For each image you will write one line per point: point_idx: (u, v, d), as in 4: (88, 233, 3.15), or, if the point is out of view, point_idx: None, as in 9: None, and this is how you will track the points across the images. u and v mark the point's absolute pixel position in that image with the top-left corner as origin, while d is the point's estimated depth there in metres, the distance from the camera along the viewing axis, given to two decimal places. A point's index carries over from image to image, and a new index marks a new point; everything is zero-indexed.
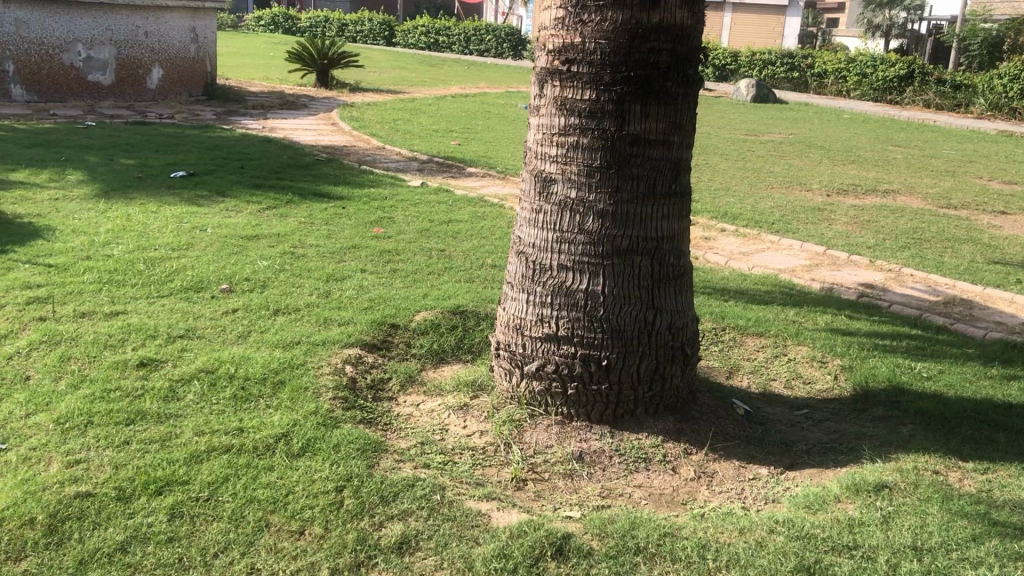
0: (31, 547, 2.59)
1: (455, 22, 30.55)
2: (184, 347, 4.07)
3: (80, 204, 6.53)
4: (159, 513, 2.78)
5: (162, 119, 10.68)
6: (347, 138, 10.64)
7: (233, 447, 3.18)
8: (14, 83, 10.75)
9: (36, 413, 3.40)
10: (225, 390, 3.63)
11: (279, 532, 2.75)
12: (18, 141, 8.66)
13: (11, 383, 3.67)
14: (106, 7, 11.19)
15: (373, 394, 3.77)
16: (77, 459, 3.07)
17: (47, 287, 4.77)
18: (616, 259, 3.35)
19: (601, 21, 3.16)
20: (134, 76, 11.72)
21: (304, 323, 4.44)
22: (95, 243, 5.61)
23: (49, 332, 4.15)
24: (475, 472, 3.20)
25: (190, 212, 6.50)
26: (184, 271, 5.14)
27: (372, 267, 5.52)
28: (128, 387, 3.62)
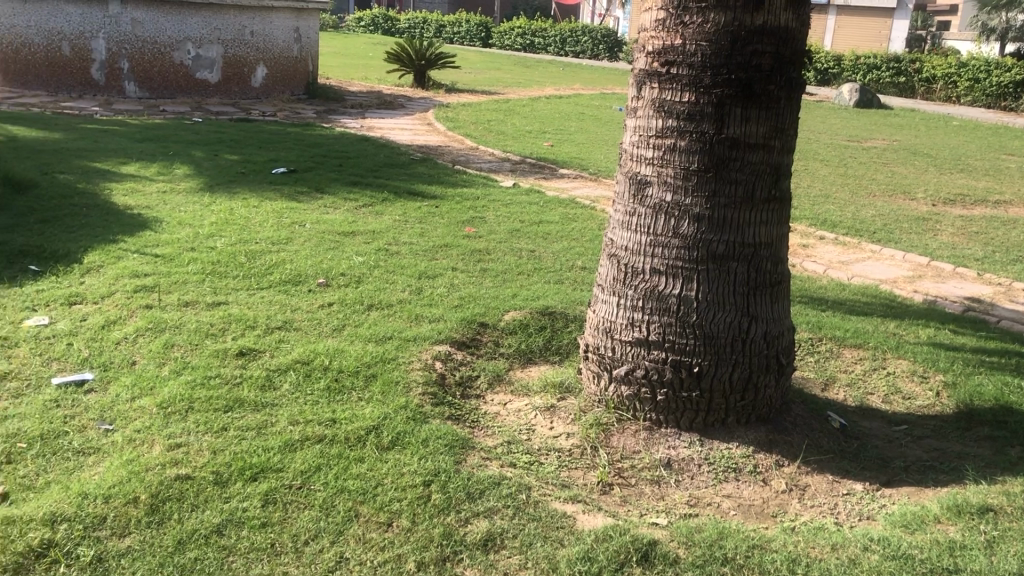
0: (134, 525, 2.70)
1: (552, 24, 30.64)
2: (280, 338, 4.19)
3: (187, 198, 6.78)
4: (254, 499, 2.86)
5: (265, 117, 11.00)
6: (442, 138, 10.76)
7: (325, 437, 3.26)
8: (128, 80, 11.38)
9: (142, 397, 3.56)
10: (319, 381, 3.72)
11: (368, 523, 2.80)
12: (130, 136, 9.06)
13: (119, 368, 3.84)
14: (215, 7, 11.55)
15: (462, 392, 3.81)
16: (178, 442, 3.19)
17: (155, 276, 4.97)
18: (711, 264, 3.30)
19: (702, 23, 3.12)
20: (240, 74, 12.09)
21: (396, 318, 4.52)
22: (200, 234, 5.82)
23: (155, 319, 4.32)
24: (561, 474, 3.20)
25: (290, 207, 6.68)
26: (282, 264, 5.29)
27: (463, 265, 5.58)
28: (227, 375, 3.75)
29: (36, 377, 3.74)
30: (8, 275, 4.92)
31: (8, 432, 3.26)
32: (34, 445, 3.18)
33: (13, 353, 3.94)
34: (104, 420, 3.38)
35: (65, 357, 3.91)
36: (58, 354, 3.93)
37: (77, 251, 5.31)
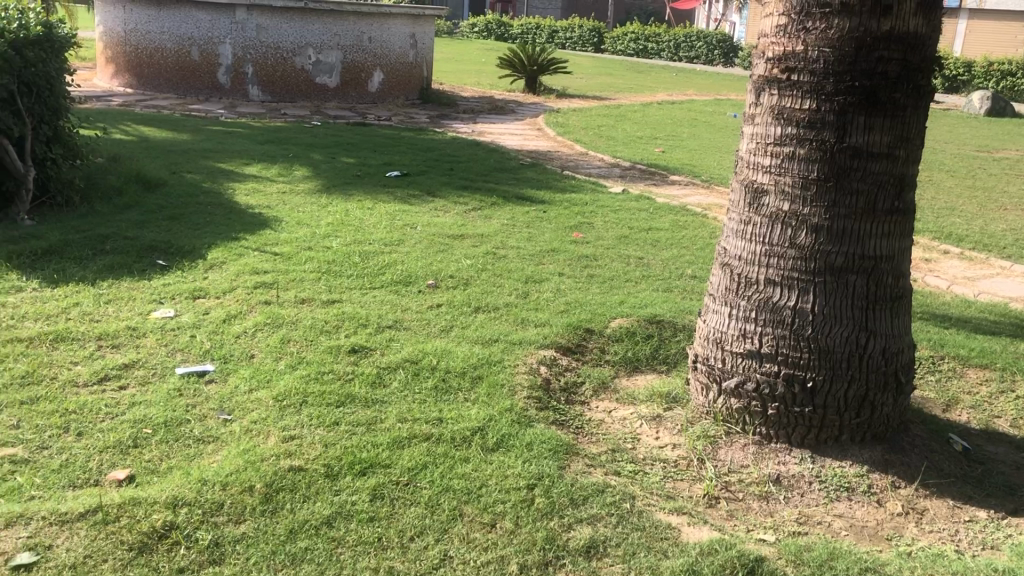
0: (249, 512, 2.81)
1: (666, 30, 30.37)
2: (391, 337, 4.28)
3: (305, 199, 7.00)
4: (362, 493, 2.93)
5: (380, 121, 11.26)
6: (553, 143, 10.79)
7: (432, 435, 3.31)
8: (252, 84, 11.83)
9: (259, 389, 3.70)
10: (426, 380, 3.79)
11: (472, 523, 2.83)
12: (253, 138, 9.43)
13: (238, 360, 3.99)
14: (336, 14, 11.88)
15: (567, 397, 3.81)
16: (292, 435, 3.30)
17: (273, 273, 5.15)
18: (829, 276, 3.20)
19: (826, 29, 3.04)
20: (357, 79, 12.38)
21: (503, 321, 4.55)
22: (316, 234, 6.00)
23: (273, 315, 4.49)
24: (666, 485, 3.17)
25: (402, 210, 6.82)
26: (394, 265, 5.41)
27: (571, 271, 5.58)
28: (340, 371, 3.85)
29: (161, 366, 3.93)
30: (138, 268, 5.19)
31: (135, 417, 3.43)
32: (158, 432, 3.35)
33: (141, 343, 4.16)
34: (223, 410, 3.53)
35: (189, 348, 4.10)
36: (182, 345, 4.13)
37: (201, 247, 5.56)
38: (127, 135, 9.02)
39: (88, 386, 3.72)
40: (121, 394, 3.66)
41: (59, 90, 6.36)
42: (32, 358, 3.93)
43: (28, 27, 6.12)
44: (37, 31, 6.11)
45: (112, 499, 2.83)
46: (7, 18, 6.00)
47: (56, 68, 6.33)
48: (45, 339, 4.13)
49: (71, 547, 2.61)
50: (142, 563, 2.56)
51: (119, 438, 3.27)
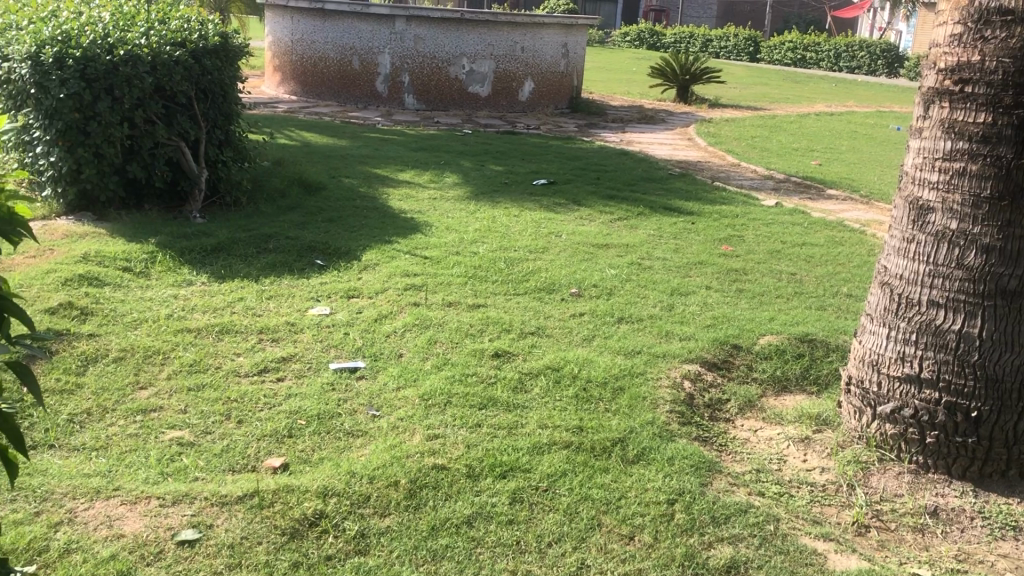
0: (394, 506, 2.90)
1: (827, 39, 29.38)
2: (534, 343, 4.32)
3: (454, 205, 7.17)
4: (502, 495, 2.97)
5: (530, 129, 11.39)
6: (704, 154, 10.61)
7: (573, 443, 3.32)
8: (408, 93, 12.26)
9: (405, 387, 3.81)
10: (568, 388, 3.80)
11: (610, 533, 2.82)
12: (407, 145, 9.73)
13: (387, 359, 4.13)
14: (490, 24, 12.06)
15: (711, 414, 3.74)
16: (436, 434, 3.38)
17: (422, 276, 5.30)
18: (1000, 300, 3.02)
19: (1007, 38, 2.88)
20: (508, 88, 12.55)
21: (647, 333, 4.52)
22: (464, 239, 6.14)
23: (420, 316, 4.61)
24: (812, 509, 3.06)
25: (549, 218, 6.88)
26: (539, 272, 5.46)
27: (718, 284, 5.48)
28: (483, 374, 3.92)
29: (316, 361, 4.11)
30: (297, 267, 5.45)
31: (290, 408, 3.61)
32: (312, 423, 3.50)
33: (298, 338, 4.36)
34: (372, 406, 3.66)
35: (341, 345, 4.27)
36: (335, 342, 4.30)
37: (356, 249, 5.78)
38: (291, 140, 9.49)
39: (248, 376, 3.94)
40: (278, 385, 3.85)
41: (232, 96, 6.77)
42: (200, 348, 4.19)
43: (207, 37, 6.54)
44: (215, 41, 6.53)
45: (268, 484, 2.98)
46: (189, 31, 6.49)
47: (231, 75, 6.74)
48: (212, 330, 4.39)
49: (230, 528, 2.76)
50: (293, 547, 2.69)
51: (275, 427, 3.45)
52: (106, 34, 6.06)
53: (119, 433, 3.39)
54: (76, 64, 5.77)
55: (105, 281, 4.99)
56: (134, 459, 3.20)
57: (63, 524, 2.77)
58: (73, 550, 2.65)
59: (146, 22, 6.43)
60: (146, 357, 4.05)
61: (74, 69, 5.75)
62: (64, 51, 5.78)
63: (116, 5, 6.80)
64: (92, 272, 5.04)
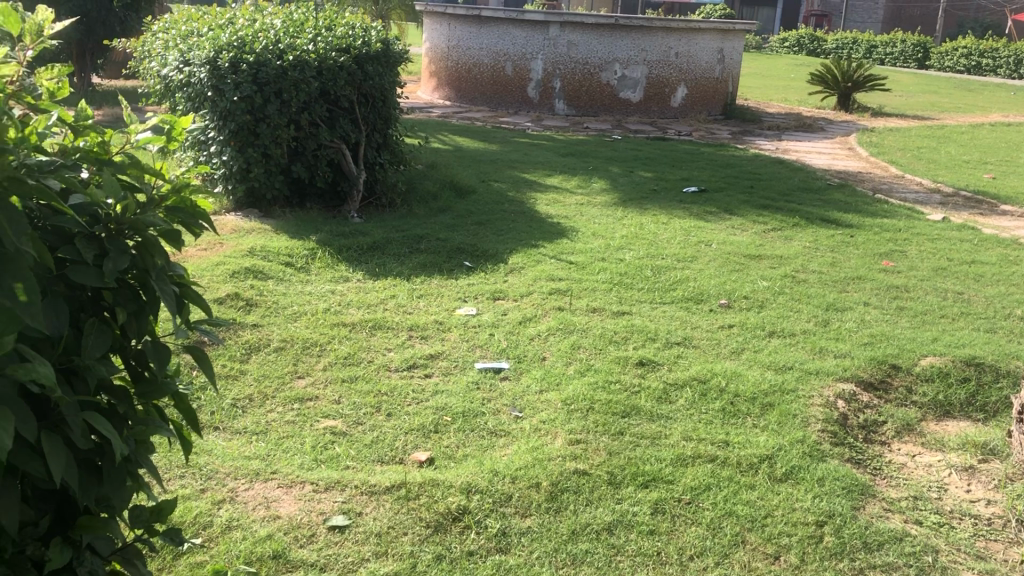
0: (535, 507, 2.93)
1: (1005, 45, 27.59)
2: (679, 354, 4.26)
3: (602, 210, 7.16)
4: (644, 505, 2.95)
5: (681, 136, 11.24)
6: (865, 164, 10.19)
7: (718, 457, 3.26)
8: (558, 98, 12.29)
9: (548, 391, 3.84)
10: (714, 401, 3.73)
11: (754, 551, 2.75)
12: (557, 150, 9.79)
13: (531, 361, 4.17)
14: (644, 29, 11.98)
15: (865, 436, 3.59)
16: (578, 439, 3.39)
17: (568, 281, 5.32)
18: None
19: None
20: (660, 94, 12.42)
21: (798, 349, 4.37)
22: (611, 246, 6.12)
23: (565, 321, 4.63)
24: (975, 543, 2.88)
25: (698, 226, 6.76)
26: (687, 281, 5.38)
27: (877, 301, 5.24)
28: (627, 382, 3.90)
29: (461, 360, 4.20)
30: (446, 268, 5.58)
31: (437, 405, 3.70)
32: (457, 420, 3.58)
33: (446, 336, 4.47)
34: (515, 407, 3.70)
35: (487, 346, 4.34)
36: (481, 342, 4.38)
37: (504, 252, 5.86)
38: (444, 144, 9.74)
39: (398, 371, 4.07)
40: (426, 381, 3.96)
41: (391, 100, 6.98)
42: (354, 342, 4.36)
43: (370, 43, 6.77)
44: (377, 47, 6.75)
45: (414, 477, 3.07)
46: (353, 37, 6.74)
47: (391, 80, 6.93)
48: (365, 326, 4.56)
49: (377, 517, 2.86)
50: (436, 540, 2.76)
51: (422, 423, 3.55)
52: (277, 40, 6.42)
53: (277, 419, 3.57)
54: (249, 68, 6.14)
55: (268, 275, 5.27)
56: (290, 445, 3.36)
57: (225, 502, 2.94)
58: (233, 527, 2.81)
59: (314, 29, 6.74)
60: (303, 349, 4.25)
61: (247, 74, 6.12)
62: (239, 56, 6.17)
63: (287, 14, 7.18)
64: (256, 266, 5.32)
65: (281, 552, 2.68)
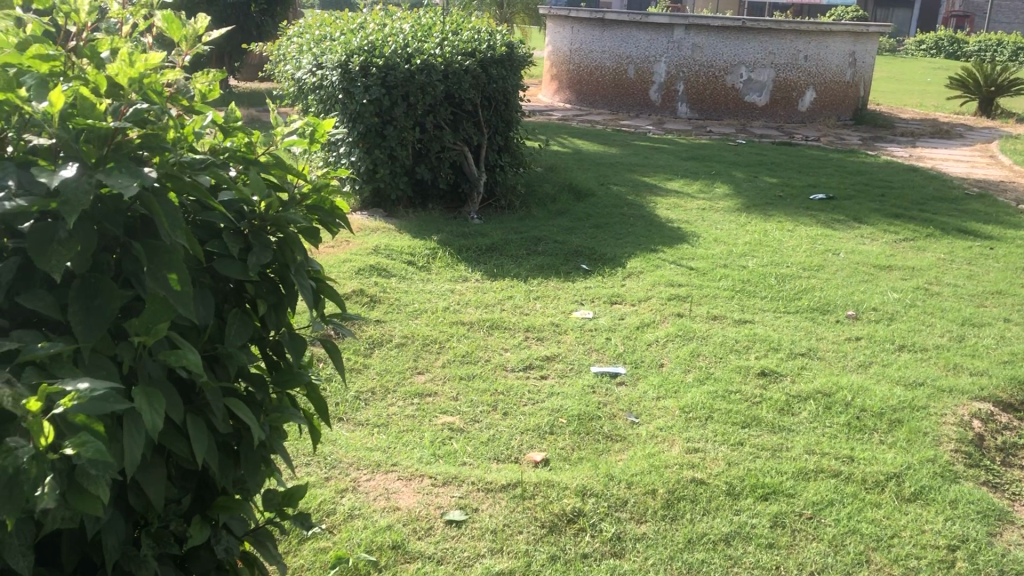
0: (651, 514, 2.91)
1: None
2: (803, 365, 4.15)
3: (724, 216, 7.04)
4: (763, 517, 2.89)
5: (809, 141, 10.93)
6: (1008, 173, 9.67)
7: (842, 473, 3.16)
8: (681, 101, 12.18)
9: (666, 397, 3.81)
10: (839, 415, 3.62)
11: (879, 572, 2.66)
12: (679, 154, 9.67)
13: (649, 367, 4.14)
14: (773, 32, 11.69)
15: (1003, 459, 3.41)
16: (696, 447, 3.35)
17: (688, 287, 5.26)
18: None
19: None
20: (788, 98, 12.10)
21: (931, 364, 4.19)
22: (733, 252, 6.01)
23: (684, 328, 4.58)
24: None
25: (825, 234, 6.56)
26: (812, 291, 5.23)
27: (1018, 317, 4.97)
28: (748, 392, 3.82)
29: (579, 363, 4.20)
30: (564, 270, 5.60)
31: (553, 406, 3.72)
32: (573, 423, 3.59)
33: (562, 339, 4.49)
34: (632, 412, 3.69)
35: (604, 350, 4.34)
36: (598, 346, 4.38)
37: (623, 256, 5.84)
38: (564, 147, 9.76)
39: (515, 371, 4.11)
40: (542, 383, 3.99)
41: (514, 103, 7.04)
42: (472, 341, 4.43)
43: (495, 47, 6.85)
44: (502, 50, 6.82)
45: (530, 477, 3.10)
46: (478, 41, 6.83)
47: (515, 83, 7.00)
48: (483, 325, 4.62)
49: (493, 514, 2.90)
50: (551, 541, 2.77)
51: (538, 423, 3.57)
52: (406, 44, 6.56)
53: (397, 413, 3.67)
54: (379, 72, 6.31)
55: (391, 273, 5.40)
56: (410, 439, 3.45)
57: (347, 491, 3.04)
58: (355, 516, 2.90)
59: (441, 33, 6.87)
60: (423, 345, 4.34)
61: (377, 77, 6.29)
62: (370, 60, 6.33)
63: (416, 18, 7.35)
64: (380, 264, 5.47)
65: (400, 543, 2.75)
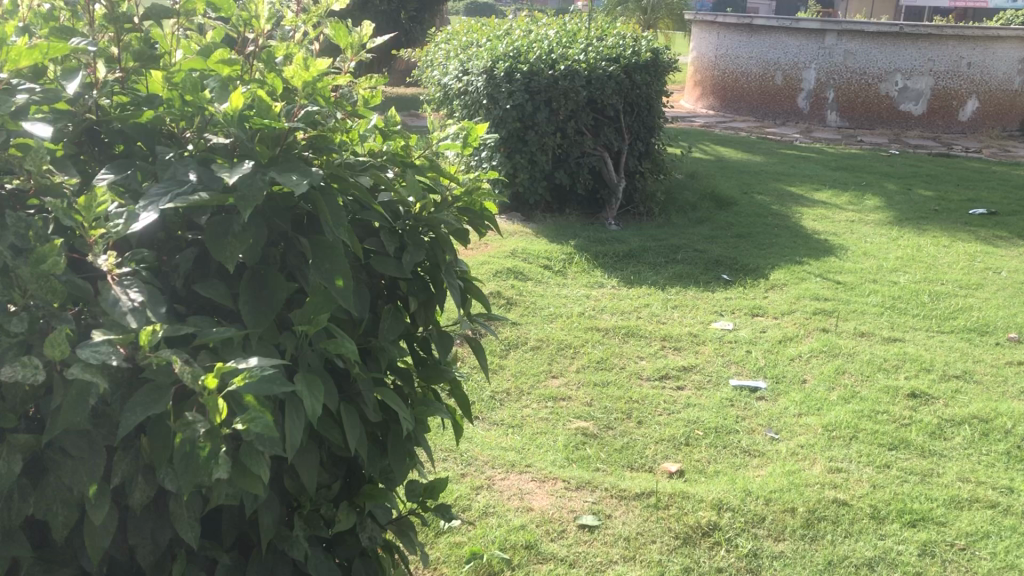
0: (789, 532, 2.84)
1: None
2: (958, 388, 3.94)
3: (874, 229, 6.75)
4: (910, 544, 2.77)
5: (969, 153, 10.36)
6: None
7: (999, 504, 2.98)
8: (831, 109, 11.77)
9: (808, 414, 3.69)
10: (997, 443, 3.42)
11: None
12: (827, 164, 9.35)
13: (790, 383, 4.02)
14: (933, 37, 11.12)
15: None
16: (839, 467, 3.23)
17: (834, 301, 5.08)
18: None
19: None
20: (947, 107, 11.49)
21: None
22: (883, 267, 5.76)
23: (829, 344, 4.42)
24: None
25: (986, 251, 6.21)
26: (970, 310, 4.96)
27: None
28: (897, 413, 3.66)
29: (717, 375, 4.13)
30: (704, 280, 5.51)
31: (689, 417, 3.67)
32: (710, 435, 3.53)
33: (700, 349, 4.42)
34: (771, 428, 3.59)
35: (743, 363, 4.24)
36: (737, 358, 4.28)
37: (765, 267, 5.70)
38: (705, 154, 9.60)
39: (650, 380, 4.07)
40: (679, 393, 3.93)
41: (656, 110, 6.98)
42: (608, 347, 4.42)
43: (640, 53, 6.81)
44: (646, 56, 6.78)
45: (665, 487, 3.07)
46: (623, 46, 6.81)
47: (658, 90, 6.95)
48: (619, 332, 4.60)
49: (627, 521, 2.89)
50: (685, 552, 2.74)
51: (673, 434, 3.53)
52: (550, 50, 6.61)
53: (532, 414, 3.70)
54: (523, 77, 6.39)
55: (528, 276, 5.46)
56: (544, 441, 3.47)
57: (483, 488, 3.09)
58: (490, 513, 2.95)
59: (585, 39, 6.88)
60: (558, 349, 4.37)
61: (521, 83, 6.37)
62: (514, 66, 6.41)
63: (561, 24, 7.40)
64: (518, 267, 5.53)
65: (534, 543, 2.78)
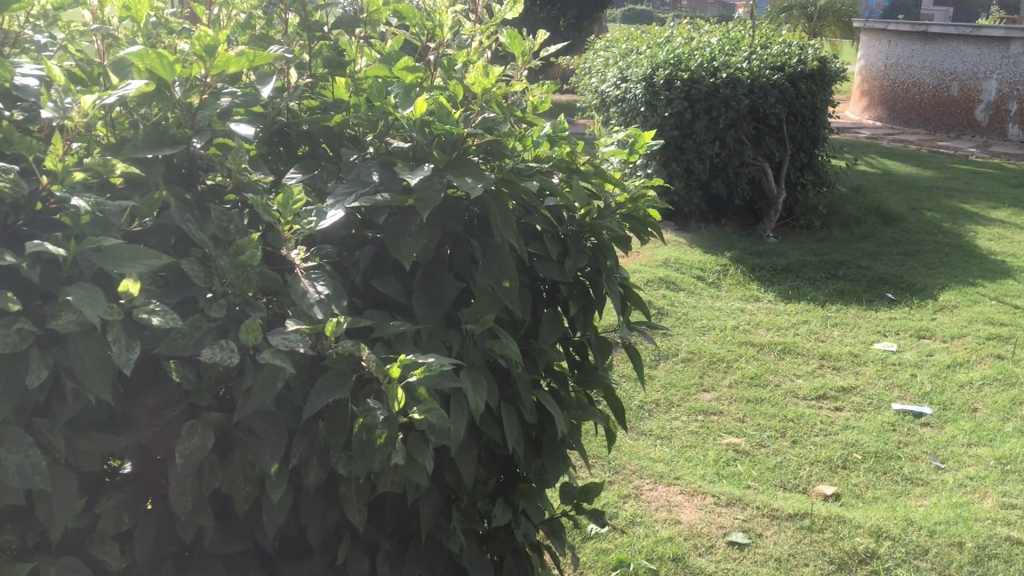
0: (956, 567, 2.69)
1: None
2: None
3: None
4: None
5: None
6: None
7: None
8: (1012, 122, 11.03)
9: (979, 445, 3.49)
10: None
11: None
12: (1006, 180, 8.78)
13: (959, 411, 3.81)
14: None
15: None
16: (1013, 503, 3.05)
17: (1011, 327, 4.77)
18: None
19: None
20: None
21: None
22: None
23: (1005, 371, 4.16)
24: None
25: None
26: None
27: None
28: None
29: (878, 398, 3.95)
30: (866, 298, 5.29)
31: (847, 440, 3.54)
32: (869, 459, 3.39)
33: (861, 370, 4.24)
34: (936, 456, 3.42)
35: (907, 387, 4.04)
36: (900, 382, 4.09)
37: (935, 287, 5.41)
38: (871, 167, 9.20)
39: (806, 399, 3.94)
40: (837, 414, 3.79)
41: (822, 119, 6.75)
42: (762, 363, 4.31)
43: (807, 61, 6.61)
44: (814, 64, 6.57)
45: (820, 509, 2.97)
46: (789, 55, 6.64)
47: (824, 99, 6.72)
48: (774, 348, 4.48)
49: (779, 542, 2.81)
50: None
51: (830, 455, 3.41)
52: (712, 57, 6.50)
53: (681, 427, 3.66)
54: (683, 85, 6.31)
55: (681, 287, 5.39)
56: (693, 454, 3.43)
57: (631, 497, 3.08)
58: (637, 522, 2.93)
59: (749, 46, 6.74)
60: (710, 362, 4.29)
61: (681, 90, 6.30)
62: (675, 73, 6.35)
63: (724, 32, 7.28)
64: (670, 277, 5.48)
65: (682, 556, 2.75)
